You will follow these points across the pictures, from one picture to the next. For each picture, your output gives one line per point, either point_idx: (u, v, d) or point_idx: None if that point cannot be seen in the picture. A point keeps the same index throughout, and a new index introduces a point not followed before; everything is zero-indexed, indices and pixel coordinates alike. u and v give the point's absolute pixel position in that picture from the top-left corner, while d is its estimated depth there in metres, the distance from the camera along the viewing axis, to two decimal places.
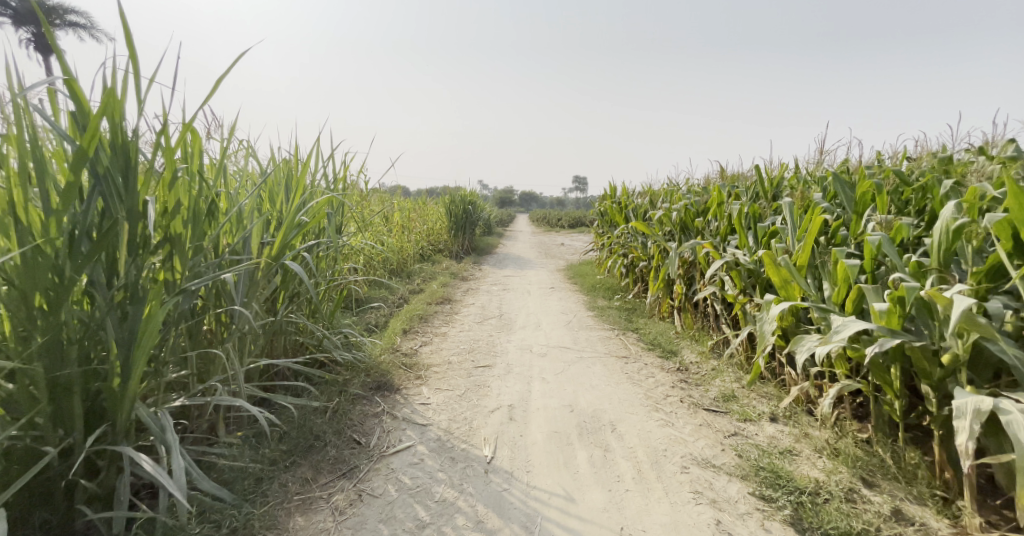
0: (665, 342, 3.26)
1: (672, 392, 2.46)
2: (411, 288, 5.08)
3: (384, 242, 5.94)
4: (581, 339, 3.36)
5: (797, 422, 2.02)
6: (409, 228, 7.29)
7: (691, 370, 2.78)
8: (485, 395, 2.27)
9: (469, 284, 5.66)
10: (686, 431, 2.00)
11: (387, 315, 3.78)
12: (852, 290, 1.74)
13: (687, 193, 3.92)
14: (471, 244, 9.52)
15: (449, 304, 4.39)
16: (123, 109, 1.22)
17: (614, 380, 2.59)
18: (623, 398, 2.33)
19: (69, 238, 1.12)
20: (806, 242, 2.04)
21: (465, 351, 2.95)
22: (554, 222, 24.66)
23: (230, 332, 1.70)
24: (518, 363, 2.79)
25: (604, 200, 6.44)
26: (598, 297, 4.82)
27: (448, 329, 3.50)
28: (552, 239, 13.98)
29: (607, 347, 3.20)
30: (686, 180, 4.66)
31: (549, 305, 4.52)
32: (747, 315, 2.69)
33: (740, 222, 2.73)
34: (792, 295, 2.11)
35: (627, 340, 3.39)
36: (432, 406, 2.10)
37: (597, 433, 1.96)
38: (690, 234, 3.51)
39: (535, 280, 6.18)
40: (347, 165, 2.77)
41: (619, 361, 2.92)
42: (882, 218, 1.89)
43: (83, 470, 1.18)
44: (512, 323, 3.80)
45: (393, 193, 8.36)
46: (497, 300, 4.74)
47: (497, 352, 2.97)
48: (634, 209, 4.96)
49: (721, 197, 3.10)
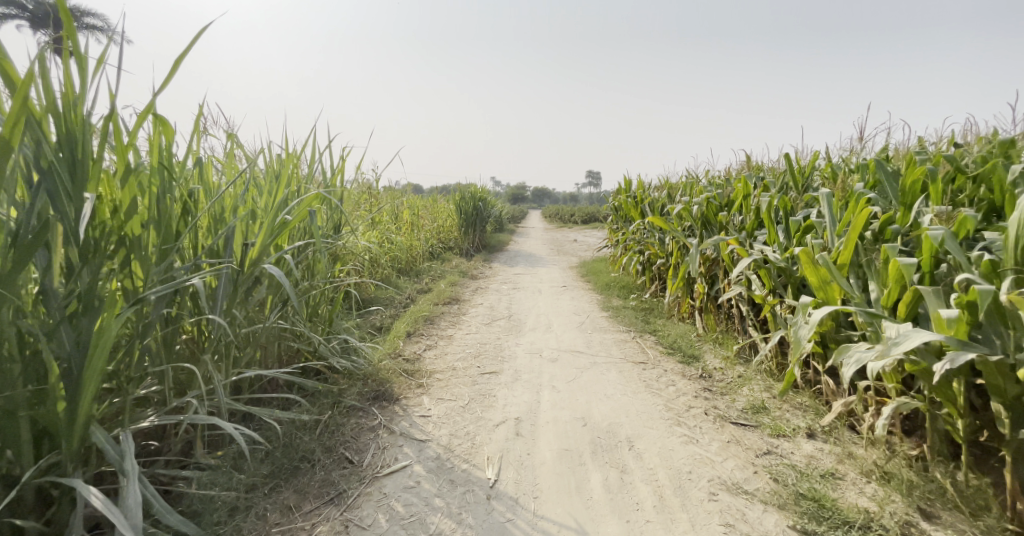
0: (685, 347, 3.04)
1: (695, 403, 2.25)
2: (418, 288, 4.94)
3: (392, 240, 5.81)
4: (595, 342, 3.17)
5: (839, 440, 1.80)
6: (419, 226, 7.16)
7: (715, 378, 2.57)
8: (491, 406, 2.11)
9: (478, 283, 5.51)
10: (712, 450, 1.80)
11: (392, 318, 3.65)
12: (907, 293, 1.52)
13: (708, 186, 3.67)
14: (482, 241, 9.37)
15: (456, 304, 4.24)
16: (65, 92, 1.06)
17: (630, 389, 2.40)
18: (641, 410, 2.13)
19: (9, 239, 0.96)
20: (848, 238, 1.82)
21: (471, 356, 2.79)
22: (568, 218, 24.35)
23: (209, 342, 1.56)
24: (527, 370, 2.61)
25: (618, 195, 6.20)
26: (613, 296, 4.61)
27: (455, 332, 3.34)
28: (564, 235, 13.74)
29: (623, 351, 3.00)
30: (706, 172, 4.40)
31: (561, 305, 4.33)
32: (777, 318, 2.46)
33: (769, 217, 2.50)
34: (832, 296, 1.92)
35: (644, 343, 3.19)
36: (432, 419, 1.95)
37: (612, 451, 1.77)
38: (712, 229, 3.28)
39: (547, 278, 5.99)
40: (345, 160, 2.62)
41: (636, 367, 2.72)
42: (941, 210, 1.65)
43: (31, 502, 1.05)
44: (522, 325, 3.63)
45: (402, 190, 8.24)
46: (507, 300, 4.57)
47: (505, 357, 2.80)
48: (650, 203, 4.73)
49: (746, 189, 2.86)
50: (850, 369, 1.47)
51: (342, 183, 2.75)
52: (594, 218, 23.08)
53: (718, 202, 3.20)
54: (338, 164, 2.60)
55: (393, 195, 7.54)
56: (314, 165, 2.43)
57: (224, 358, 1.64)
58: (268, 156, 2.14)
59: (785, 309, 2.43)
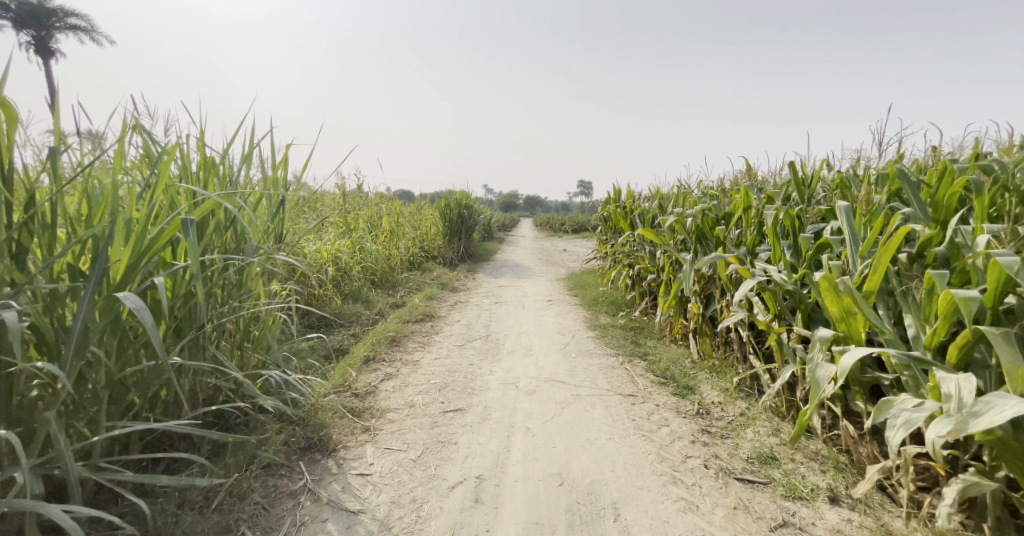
0: (679, 376, 2.71)
1: (693, 451, 1.91)
2: (391, 303, 4.57)
3: (366, 249, 5.43)
4: (578, 368, 2.83)
5: (870, 509, 1.47)
6: (398, 234, 6.78)
7: (714, 416, 2.23)
8: (449, 457, 1.74)
9: (457, 296, 5.15)
10: (716, 522, 1.45)
11: (354, 339, 3.27)
12: (961, 336, 1.21)
13: (703, 196, 3.38)
14: (467, 250, 9.01)
15: (429, 322, 3.87)
16: None
17: (617, 431, 2.05)
18: (629, 462, 1.78)
19: None
20: (878, 262, 1.52)
21: (435, 388, 2.42)
22: (558, 227, 24.14)
23: (57, 396, 1.17)
24: (498, 405, 2.25)
25: (607, 204, 5.91)
26: (600, 313, 4.28)
27: (422, 357, 2.97)
28: (553, 244, 13.45)
29: (610, 380, 2.66)
30: (700, 182, 4.12)
31: (544, 323, 3.99)
32: (785, 349, 2.15)
33: (773, 233, 2.20)
34: (855, 330, 1.62)
35: (633, 370, 2.85)
36: (372, 479, 1.57)
37: (593, 525, 1.41)
38: (708, 244, 2.97)
39: (532, 291, 5.66)
40: (288, 162, 2.26)
41: (624, 401, 2.38)
42: (997, 229, 1.35)
43: None
44: (499, 346, 3.27)
45: (383, 197, 7.89)
46: (486, 317, 4.22)
47: (474, 389, 2.44)
48: (640, 214, 4.43)
49: (748, 200, 2.55)
50: (899, 435, 1.13)
51: (288, 187, 2.39)
52: (584, 227, 22.90)
53: (714, 215, 2.89)
54: (278, 166, 2.24)
55: (373, 202, 7.18)
56: (247, 166, 2.07)
57: (99, 410, 1.28)
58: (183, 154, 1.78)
59: (794, 339, 2.12)
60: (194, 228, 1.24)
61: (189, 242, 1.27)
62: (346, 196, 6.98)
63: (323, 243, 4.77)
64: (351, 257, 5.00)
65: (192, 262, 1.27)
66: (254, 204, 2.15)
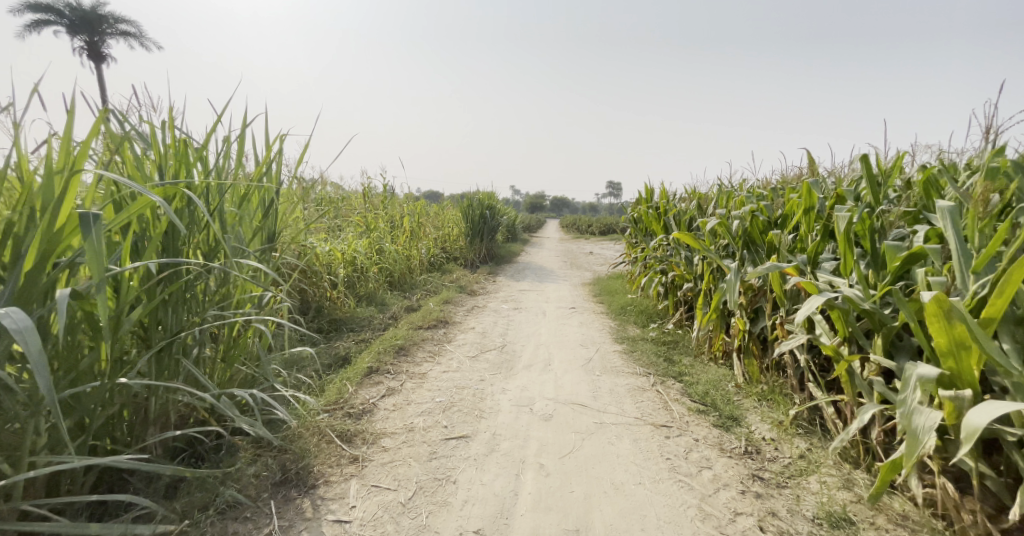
0: (721, 404, 2.34)
1: (743, 505, 1.55)
2: (406, 306, 4.36)
3: (384, 249, 5.27)
4: (603, 389, 2.50)
5: None
6: (419, 235, 6.62)
7: (766, 457, 1.86)
8: (444, 502, 1.46)
9: (476, 301, 4.90)
10: None
11: (361, 346, 3.06)
12: None
13: (750, 195, 2.96)
14: (490, 251, 8.77)
15: (443, 329, 3.63)
16: None
17: (648, 474, 1.71)
18: (664, 520, 1.45)
19: None
20: (1007, 283, 1.15)
21: (440, 408, 2.15)
22: (585, 229, 23.64)
23: None
24: (509, 433, 1.96)
25: (638, 205, 5.51)
26: (629, 324, 3.92)
27: (430, 369, 2.72)
28: (579, 247, 13.05)
29: (640, 405, 2.32)
30: (745, 180, 3.69)
31: (567, 333, 3.67)
32: (858, 381, 1.76)
33: (847, 239, 1.80)
34: (968, 369, 1.26)
35: (667, 393, 2.50)
36: (350, 528, 1.31)
37: None
38: (758, 251, 2.57)
39: (556, 297, 5.34)
40: (281, 153, 2.05)
41: (657, 433, 2.03)
42: None
43: None
44: (516, 359, 2.99)
45: (405, 196, 7.77)
46: (504, 324, 3.94)
47: (483, 411, 2.16)
48: (676, 216, 4.03)
49: (812, 200, 2.12)
50: None
51: (282, 181, 2.17)
52: (612, 229, 22.31)
53: (767, 216, 2.49)
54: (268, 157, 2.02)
55: (394, 201, 7.04)
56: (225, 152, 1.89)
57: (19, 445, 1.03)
58: (160, 148, 1.61)
59: (871, 370, 1.72)
60: (99, 227, 0.92)
61: (94, 245, 0.93)
62: (368, 194, 6.86)
63: (339, 242, 4.62)
64: (368, 257, 4.84)
65: (94, 277, 0.94)
66: (242, 199, 1.95)
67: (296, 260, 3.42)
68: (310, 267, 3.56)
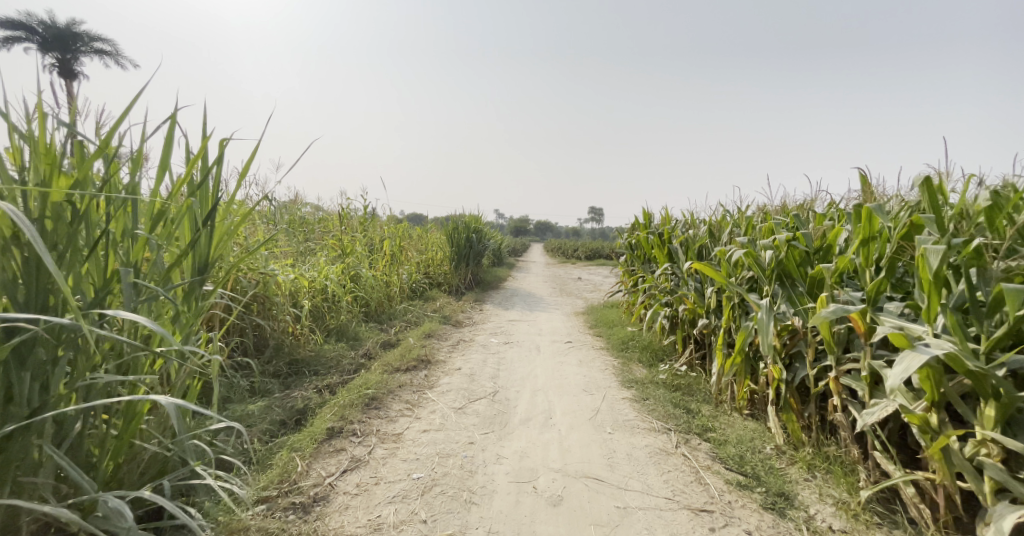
0: (764, 475, 1.91)
1: None
2: (382, 341, 3.85)
3: (359, 277, 4.76)
4: (619, 454, 2.05)
5: None
6: (400, 259, 6.13)
7: None
8: None
9: (462, 334, 4.41)
10: None
11: (324, 398, 2.54)
12: None
13: (776, 221, 2.62)
14: (476, 277, 8.30)
15: (424, 370, 3.14)
16: None
17: None
18: None
19: None
20: None
21: (418, 490, 1.67)
22: (570, 254, 23.43)
23: None
24: (509, 529, 1.48)
25: (636, 230, 5.20)
26: (634, 363, 3.50)
27: (407, 427, 2.23)
28: (567, 272, 12.71)
29: (668, 478, 1.87)
30: (760, 206, 3.38)
31: (566, 374, 3.22)
32: (966, 464, 1.39)
33: (936, 278, 1.47)
34: None
35: (695, 458, 2.06)
36: None
37: None
38: (794, 286, 2.23)
39: (549, 328, 4.90)
40: (219, 162, 1.61)
41: (697, 522, 1.58)
42: None
43: None
44: (510, 411, 2.52)
45: (386, 218, 7.30)
46: (493, 363, 3.47)
47: (473, 492, 1.68)
48: (683, 243, 3.69)
49: (873, 229, 1.75)
50: None
51: (219, 197, 1.70)
52: (597, 253, 22.17)
53: (806, 246, 2.15)
54: (197, 164, 1.56)
55: (374, 223, 6.59)
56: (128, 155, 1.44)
57: None
58: (30, 153, 1.15)
59: (987, 452, 1.36)
60: None
61: None
62: (346, 216, 6.41)
63: (308, 269, 4.11)
64: (340, 285, 4.34)
65: None
66: (163, 223, 1.47)
67: (251, 291, 2.92)
68: (269, 300, 3.07)
